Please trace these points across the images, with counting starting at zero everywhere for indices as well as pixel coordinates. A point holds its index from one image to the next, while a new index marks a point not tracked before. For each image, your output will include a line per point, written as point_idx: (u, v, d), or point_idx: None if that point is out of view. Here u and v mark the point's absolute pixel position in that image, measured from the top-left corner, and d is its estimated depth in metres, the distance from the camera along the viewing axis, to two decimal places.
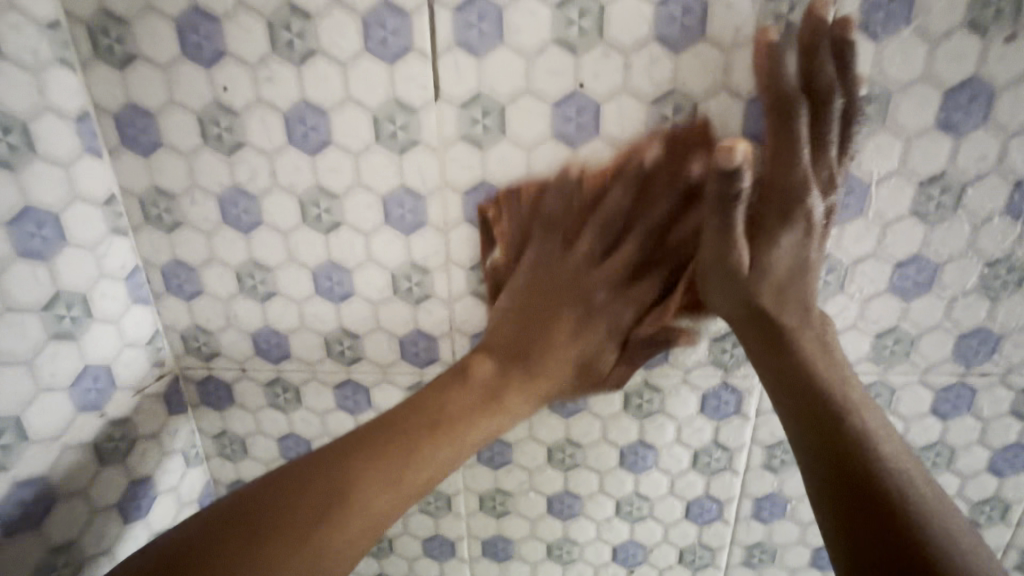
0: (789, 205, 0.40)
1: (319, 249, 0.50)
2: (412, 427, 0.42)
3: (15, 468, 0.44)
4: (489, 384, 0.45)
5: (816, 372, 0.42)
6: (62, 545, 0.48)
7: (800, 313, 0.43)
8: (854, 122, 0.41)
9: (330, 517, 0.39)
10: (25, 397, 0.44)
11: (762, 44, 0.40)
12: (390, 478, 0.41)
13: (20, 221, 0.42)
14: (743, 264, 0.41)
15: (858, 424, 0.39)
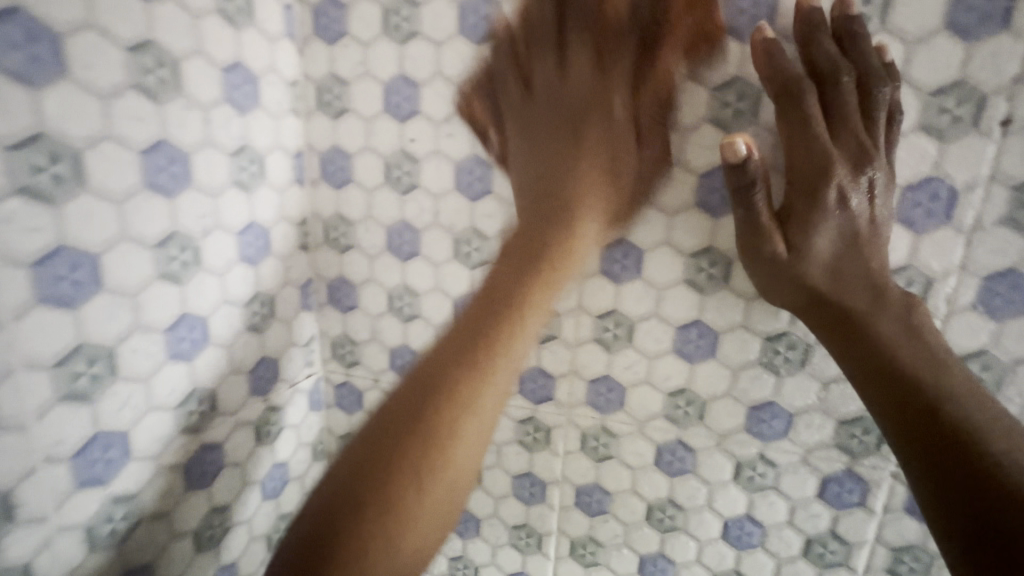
0: (821, 183, 0.40)
1: (463, 282, 0.56)
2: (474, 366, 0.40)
3: (206, 433, 0.49)
4: (533, 243, 0.43)
5: (896, 358, 0.37)
6: (219, 508, 0.52)
7: (866, 295, 0.40)
8: (885, 86, 0.40)
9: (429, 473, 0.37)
10: (221, 375, 0.50)
11: (758, 40, 0.41)
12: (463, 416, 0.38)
13: (245, 233, 0.51)
14: (781, 252, 0.41)
15: (954, 405, 0.34)
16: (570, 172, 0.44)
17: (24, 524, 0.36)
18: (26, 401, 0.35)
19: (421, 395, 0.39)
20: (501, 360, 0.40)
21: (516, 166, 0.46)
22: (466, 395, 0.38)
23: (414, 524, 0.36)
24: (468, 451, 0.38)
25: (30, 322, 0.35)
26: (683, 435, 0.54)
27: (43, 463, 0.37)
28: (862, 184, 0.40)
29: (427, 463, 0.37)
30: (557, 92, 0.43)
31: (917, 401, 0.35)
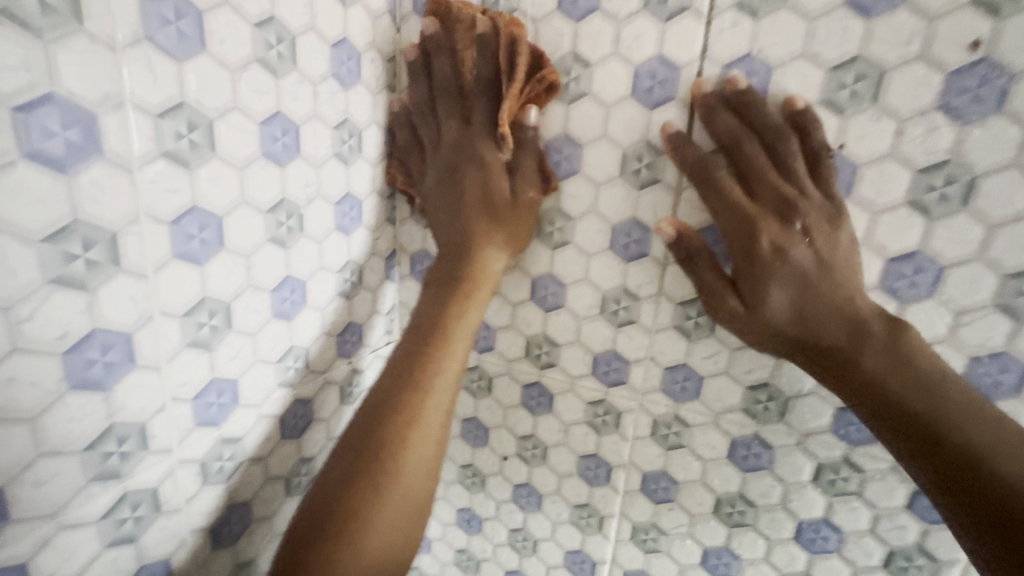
0: (750, 244, 0.43)
1: (543, 262, 0.56)
2: (407, 372, 0.48)
3: (299, 388, 0.53)
4: (443, 283, 0.51)
5: (886, 393, 0.39)
6: (307, 458, 0.56)
7: (840, 336, 0.41)
8: (787, 140, 0.42)
9: (391, 452, 0.45)
10: (314, 336, 0.54)
11: (665, 135, 0.46)
12: (409, 416, 0.46)
13: (341, 203, 0.53)
14: (741, 310, 0.44)
15: (955, 432, 0.37)
16: (462, 198, 0.51)
17: (155, 452, 0.40)
18: (161, 343, 0.39)
19: (389, 388, 0.47)
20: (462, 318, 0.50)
21: (433, 188, 0.53)
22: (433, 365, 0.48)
23: (399, 489, 0.44)
24: (422, 442, 0.46)
25: (167, 273, 0.38)
26: (761, 431, 0.52)
27: (171, 400, 0.41)
28: (795, 230, 0.42)
29: (398, 446, 0.45)
30: (460, 124, 0.51)
31: (920, 430, 0.38)
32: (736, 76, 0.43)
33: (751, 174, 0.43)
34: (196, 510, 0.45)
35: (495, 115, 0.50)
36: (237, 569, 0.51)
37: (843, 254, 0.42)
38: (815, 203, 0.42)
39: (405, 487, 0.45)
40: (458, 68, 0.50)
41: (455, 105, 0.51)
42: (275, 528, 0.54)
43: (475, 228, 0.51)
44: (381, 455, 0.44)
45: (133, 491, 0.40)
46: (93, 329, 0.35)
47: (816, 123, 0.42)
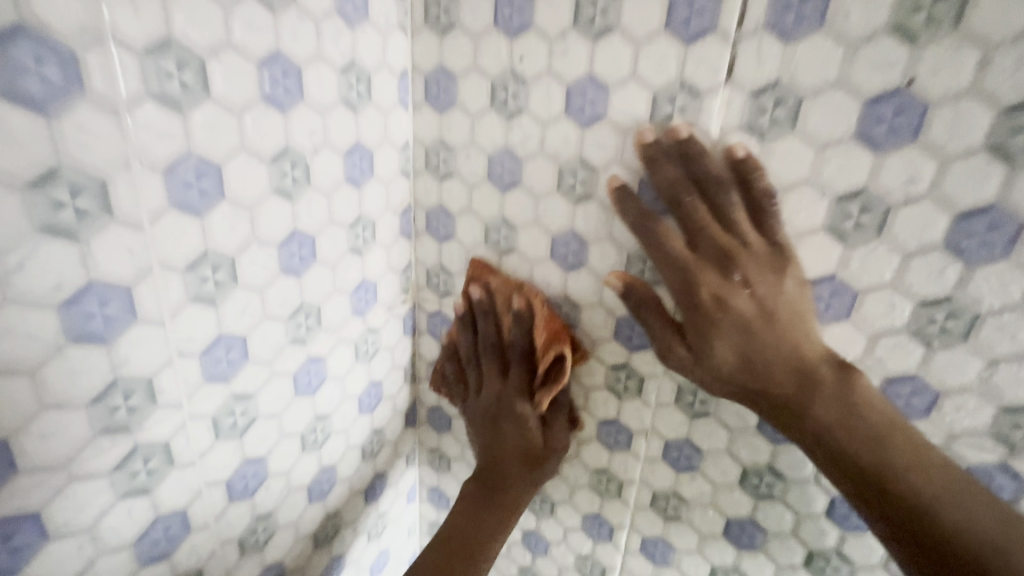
0: (691, 295, 0.41)
1: (564, 218, 0.52)
2: (490, 512, 0.56)
3: (311, 346, 0.52)
4: (495, 475, 0.57)
5: (832, 446, 0.37)
6: (322, 416, 0.56)
7: (786, 380, 0.39)
8: (728, 192, 0.41)
9: (480, 551, 0.54)
10: (326, 293, 0.52)
11: (612, 188, 0.46)
12: (490, 529, 0.55)
13: (351, 154, 0.50)
14: (689, 360, 0.43)
15: (906, 483, 0.35)
16: (502, 451, 0.57)
17: (164, 407, 0.40)
18: (163, 298, 0.38)
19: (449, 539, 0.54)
20: (505, 524, 0.56)
21: (478, 439, 0.59)
22: (478, 551, 0.53)
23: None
24: (504, 518, 0.56)
25: (165, 224, 0.37)
26: None
27: (177, 356, 0.40)
28: (734, 279, 0.40)
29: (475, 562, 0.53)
30: (501, 380, 0.56)
31: (868, 482, 0.36)
32: (678, 126, 0.43)
33: (691, 223, 0.42)
34: (211, 464, 0.45)
35: (530, 384, 0.55)
36: (256, 521, 0.52)
37: (788, 302, 0.40)
38: (757, 253, 0.41)
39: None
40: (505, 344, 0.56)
41: (498, 366, 0.57)
42: (293, 482, 0.55)
43: (513, 467, 0.57)
44: (473, 550, 0.53)
45: (144, 444, 0.40)
46: (90, 282, 0.33)
47: (759, 171, 0.41)
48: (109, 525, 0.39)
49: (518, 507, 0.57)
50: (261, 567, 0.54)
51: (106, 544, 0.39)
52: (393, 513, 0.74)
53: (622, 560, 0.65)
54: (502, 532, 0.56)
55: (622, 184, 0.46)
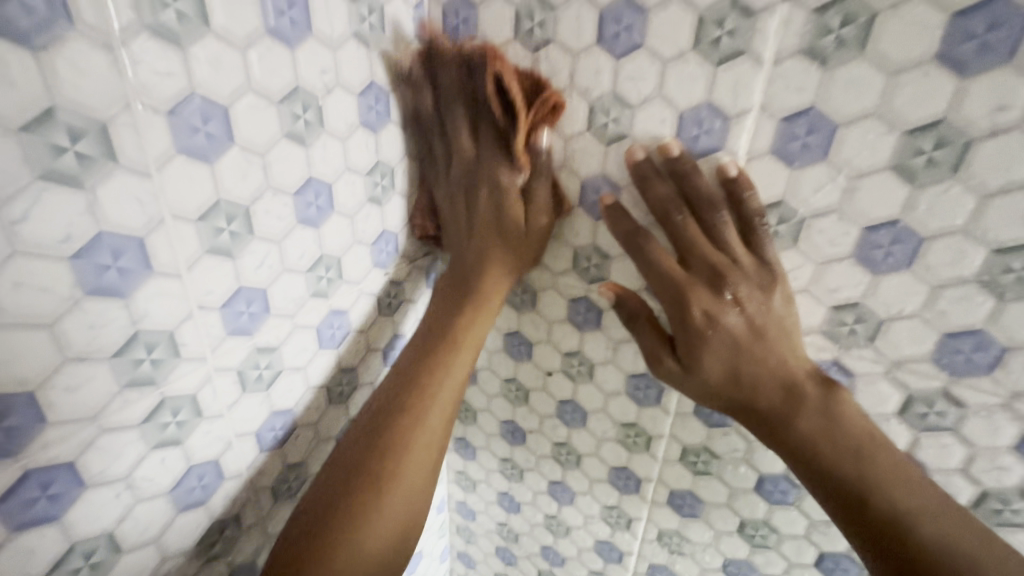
0: (684, 313, 0.44)
1: (596, 161, 0.49)
2: (403, 403, 0.48)
3: (333, 299, 0.51)
4: (432, 335, 0.51)
5: (816, 456, 0.41)
6: (347, 368, 0.56)
7: (770, 395, 0.43)
8: (719, 211, 0.43)
9: (379, 486, 0.45)
10: (346, 244, 0.50)
11: (603, 206, 0.48)
12: (411, 425, 0.47)
13: (366, 95, 0.47)
14: (678, 370, 0.46)
15: (883, 494, 0.39)
16: (470, 252, 0.52)
17: (188, 360, 0.40)
18: (178, 250, 0.37)
19: (386, 404, 0.48)
20: (466, 330, 0.51)
21: (452, 234, 0.54)
22: (440, 368, 0.50)
23: (393, 498, 0.45)
24: (438, 411, 0.49)
25: (173, 171, 0.35)
26: (841, 357, 0.46)
27: (197, 309, 0.39)
28: (726, 298, 0.43)
29: (401, 449, 0.47)
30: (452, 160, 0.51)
31: (848, 492, 0.40)
32: (669, 142, 0.43)
33: (683, 242, 0.44)
34: (239, 417, 0.46)
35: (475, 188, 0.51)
36: (287, 469, 0.53)
37: (775, 318, 0.43)
38: (747, 271, 0.43)
39: (404, 495, 0.46)
40: (455, 125, 0.49)
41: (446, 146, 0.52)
42: (320, 433, 0.56)
43: (483, 258, 0.52)
44: (377, 471, 0.45)
45: (171, 397, 0.39)
46: (100, 233, 0.32)
47: (748, 192, 0.43)
48: (144, 475, 0.40)
49: (468, 337, 0.51)
50: (294, 512, 0.56)
51: (143, 494, 0.40)
52: None
53: (648, 511, 0.65)
54: (477, 316, 0.51)
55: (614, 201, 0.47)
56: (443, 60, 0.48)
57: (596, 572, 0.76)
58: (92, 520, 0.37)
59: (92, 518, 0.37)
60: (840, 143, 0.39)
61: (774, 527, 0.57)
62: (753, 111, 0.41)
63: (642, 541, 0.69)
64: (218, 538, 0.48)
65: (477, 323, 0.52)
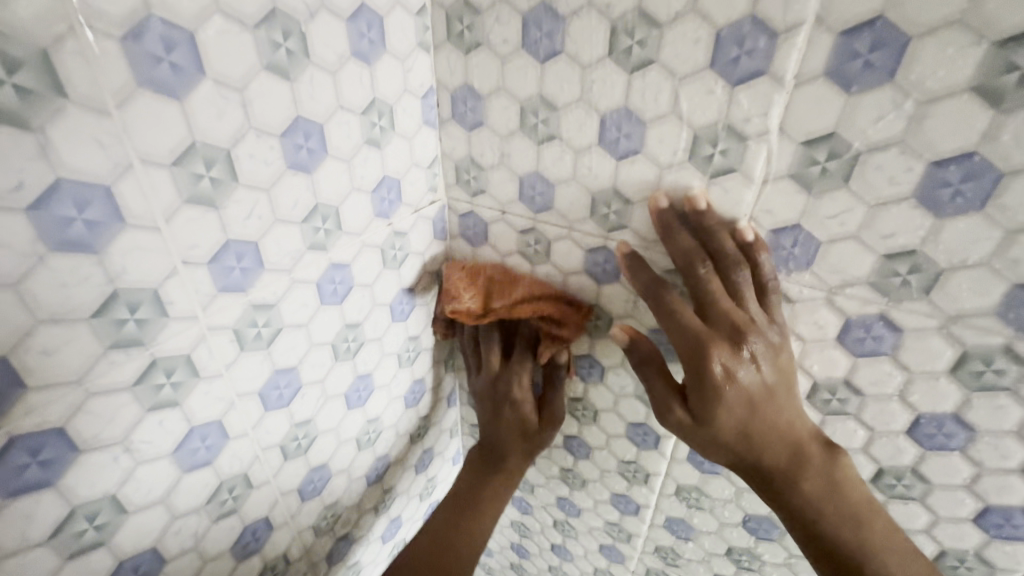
0: (704, 367, 0.40)
1: (617, 93, 0.43)
2: (473, 501, 0.58)
3: (332, 252, 0.48)
4: (485, 453, 0.60)
5: (818, 522, 0.42)
6: (353, 325, 0.54)
7: (780, 457, 0.42)
8: (742, 268, 0.42)
9: (472, 512, 0.57)
10: (344, 192, 0.47)
11: (622, 252, 0.48)
12: (477, 510, 0.57)
13: (356, 20, 0.42)
14: (688, 422, 0.43)
15: (879, 562, 0.40)
16: (502, 433, 0.60)
17: (177, 319, 0.37)
18: (153, 200, 0.33)
19: (450, 512, 0.57)
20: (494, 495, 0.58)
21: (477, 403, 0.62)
22: (501, 486, 0.59)
23: (473, 540, 0.56)
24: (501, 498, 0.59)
25: (136, 109, 0.31)
26: (889, 311, 0.41)
27: (181, 265, 0.36)
28: (747, 356, 0.40)
29: (487, 503, 0.58)
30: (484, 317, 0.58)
31: (847, 561, 0.41)
32: (695, 194, 0.43)
33: (702, 295, 0.42)
34: (239, 377, 0.44)
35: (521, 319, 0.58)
36: (296, 428, 0.51)
37: (785, 375, 0.42)
38: (766, 330, 0.41)
39: (473, 541, 0.56)
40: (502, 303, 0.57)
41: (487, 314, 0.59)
42: (328, 391, 0.54)
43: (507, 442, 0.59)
44: (465, 518, 0.57)
45: (162, 357, 0.37)
46: (58, 179, 0.29)
47: (764, 255, 0.43)
48: (142, 437, 0.38)
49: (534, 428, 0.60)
50: (307, 469, 0.55)
51: (143, 456, 0.39)
52: (435, 417, 0.74)
53: (667, 467, 0.64)
54: (499, 486, 0.59)
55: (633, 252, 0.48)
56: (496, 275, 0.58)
57: (612, 524, 0.76)
58: (93, 482, 0.36)
59: (92, 481, 0.36)
60: (912, 59, 0.33)
61: None
62: (807, 23, 0.34)
63: (659, 496, 0.67)
64: (229, 497, 0.47)
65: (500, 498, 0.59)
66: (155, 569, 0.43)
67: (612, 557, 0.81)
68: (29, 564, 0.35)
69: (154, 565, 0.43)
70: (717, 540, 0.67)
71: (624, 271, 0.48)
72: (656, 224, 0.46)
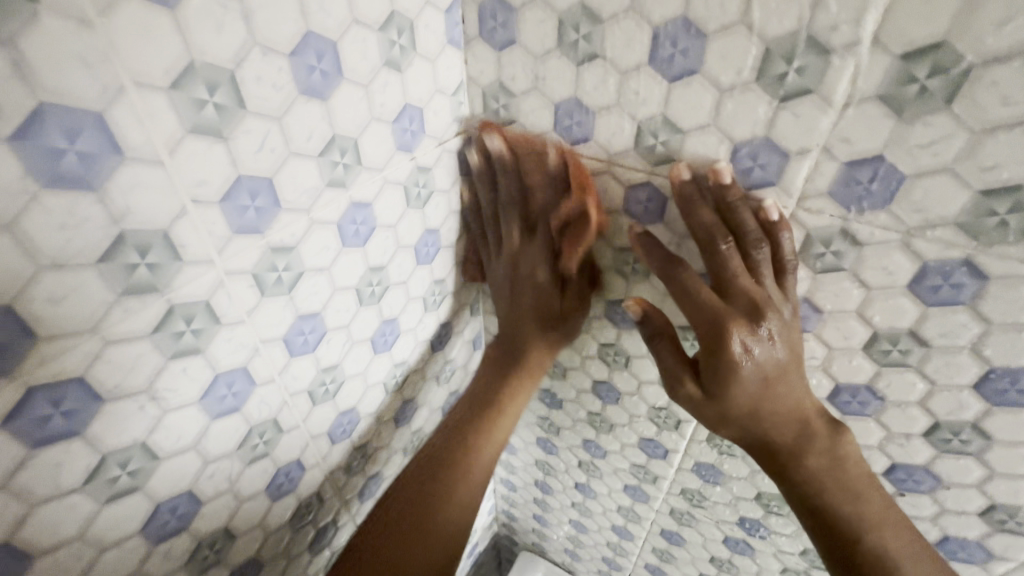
0: (720, 341, 0.42)
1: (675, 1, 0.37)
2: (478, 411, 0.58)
3: (352, 189, 0.44)
4: (477, 402, 0.59)
5: (820, 495, 0.44)
6: (377, 268, 0.51)
7: (786, 429, 0.45)
8: (762, 247, 0.41)
9: (462, 456, 0.56)
10: (362, 122, 0.42)
11: (633, 235, 0.47)
12: (492, 413, 0.58)
13: None
14: (698, 394, 0.45)
15: (875, 538, 0.43)
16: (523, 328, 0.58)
17: (191, 264, 0.34)
18: (152, 129, 0.29)
19: (435, 456, 0.56)
20: (508, 406, 0.59)
21: (502, 314, 0.59)
22: (503, 408, 0.59)
23: (484, 459, 0.57)
24: (508, 418, 0.59)
25: (122, 19, 0.26)
26: (977, 256, 0.37)
27: (191, 204, 0.33)
28: (764, 333, 0.41)
29: (486, 428, 0.58)
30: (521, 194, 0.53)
31: (845, 535, 0.43)
32: (721, 167, 0.41)
33: (722, 274, 0.42)
34: (262, 322, 0.42)
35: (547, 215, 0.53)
36: (323, 373, 0.50)
37: (798, 352, 0.44)
38: (782, 310, 0.42)
39: (494, 449, 0.58)
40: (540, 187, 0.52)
41: (518, 193, 0.53)
42: (354, 337, 0.52)
43: (530, 341, 0.58)
44: (442, 468, 0.55)
45: (180, 304, 0.35)
46: (41, 105, 0.25)
47: (786, 234, 0.42)
48: (166, 385, 0.37)
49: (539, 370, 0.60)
50: (335, 413, 0.54)
51: (169, 405, 0.37)
52: (461, 361, 0.73)
53: None
54: (533, 358, 0.59)
55: (648, 235, 0.46)
56: (529, 160, 0.52)
57: (638, 466, 0.76)
58: (120, 432, 0.35)
59: (119, 429, 0.35)
60: None
61: None
62: None
63: (690, 442, 0.66)
64: (259, 441, 0.47)
65: (520, 396, 0.60)
66: (193, 511, 0.43)
67: (635, 496, 0.82)
68: (66, 510, 0.35)
69: (190, 507, 0.43)
70: (747, 485, 0.66)
71: (638, 253, 0.47)
72: (676, 199, 0.44)
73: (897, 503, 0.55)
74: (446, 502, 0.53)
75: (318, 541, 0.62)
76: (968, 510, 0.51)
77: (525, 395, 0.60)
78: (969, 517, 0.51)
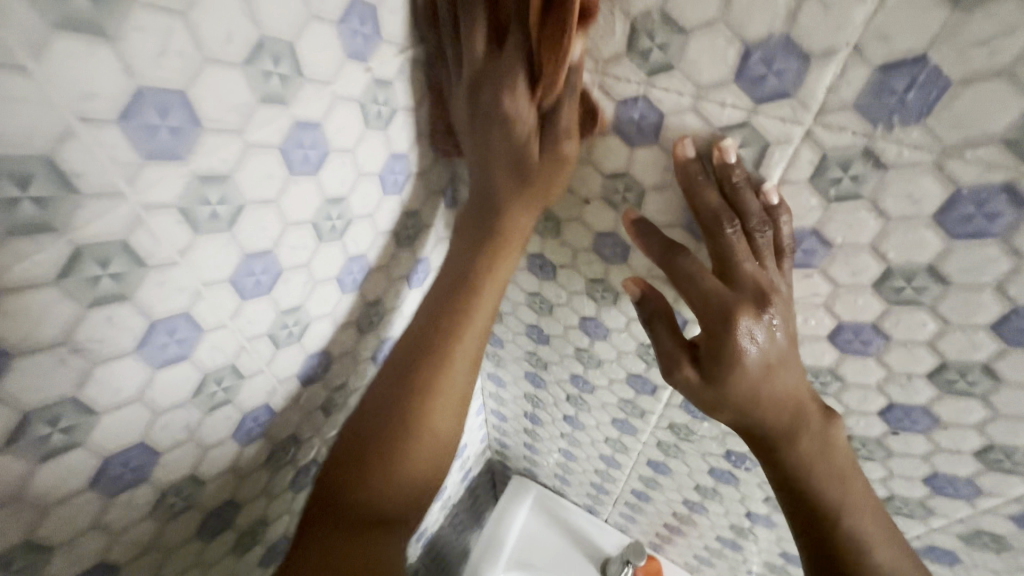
0: (726, 326, 0.39)
1: None
2: (438, 334, 0.51)
3: (295, 107, 0.37)
4: (437, 320, 0.51)
5: (806, 479, 0.43)
6: (335, 200, 0.45)
7: (780, 413, 0.42)
8: (764, 232, 0.39)
9: (437, 352, 0.51)
10: (298, 21, 0.35)
11: (626, 220, 0.45)
12: (452, 318, 0.51)
13: None
14: (694, 377, 0.43)
15: (854, 523, 0.43)
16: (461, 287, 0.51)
17: (93, 196, 0.29)
18: (3, 24, 0.23)
19: (423, 329, 0.52)
20: (471, 313, 0.51)
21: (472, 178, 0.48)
22: (462, 314, 0.51)
23: (451, 380, 0.52)
24: (475, 331, 0.52)
25: None
26: (1021, 181, 0.31)
27: (78, 122, 0.27)
28: (768, 320, 0.39)
29: (454, 335, 0.51)
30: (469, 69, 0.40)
31: (826, 521, 0.43)
32: (726, 145, 0.38)
33: (725, 257, 0.40)
34: (201, 264, 0.37)
35: (498, 117, 0.41)
36: (283, 316, 0.46)
37: (794, 338, 0.42)
38: (784, 294, 0.41)
39: (467, 347, 0.52)
40: (493, 105, 0.41)
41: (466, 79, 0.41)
42: (316, 276, 0.48)
43: (505, 194, 0.46)
44: (429, 373, 0.51)
45: (89, 245, 0.30)
46: None
47: (786, 219, 0.40)
48: (90, 336, 0.33)
49: (513, 231, 0.49)
50: (303, 355, 0.51)
51: (97, 356, 0.34)
52: None
53: None
54: (502, 257, 0.50)
55: (643, 224, 0.44)
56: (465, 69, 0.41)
57: (626, 401, 0.75)
58: (41, 388, 0.32)
59: (41, 385, 0.32)
60: None
61: (840, 376, 0.50)
62: None
63: None
64: (217, 388, 0.44)
65: (485, 308, 0.52)
66: (150, 462, 0.41)
67: (623, 429, 0.81)
68: None
69: (147, 459, 0.41)
70: None
71: (635, 240, 0.45)
72: (678, 180, 0.41)
73: (889, 441, 0.53)
74: (420, 403, 0.51)
75: (300, 479, 0.62)
76: (962, 450, 0.49)
77: (507, 266, 0.51)
78: (964, 456, 0.50)
